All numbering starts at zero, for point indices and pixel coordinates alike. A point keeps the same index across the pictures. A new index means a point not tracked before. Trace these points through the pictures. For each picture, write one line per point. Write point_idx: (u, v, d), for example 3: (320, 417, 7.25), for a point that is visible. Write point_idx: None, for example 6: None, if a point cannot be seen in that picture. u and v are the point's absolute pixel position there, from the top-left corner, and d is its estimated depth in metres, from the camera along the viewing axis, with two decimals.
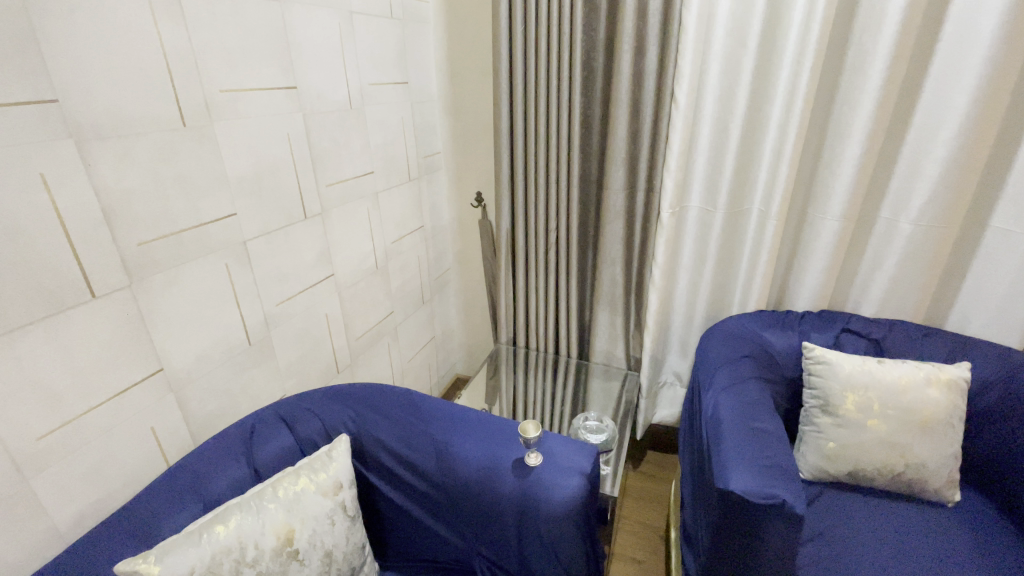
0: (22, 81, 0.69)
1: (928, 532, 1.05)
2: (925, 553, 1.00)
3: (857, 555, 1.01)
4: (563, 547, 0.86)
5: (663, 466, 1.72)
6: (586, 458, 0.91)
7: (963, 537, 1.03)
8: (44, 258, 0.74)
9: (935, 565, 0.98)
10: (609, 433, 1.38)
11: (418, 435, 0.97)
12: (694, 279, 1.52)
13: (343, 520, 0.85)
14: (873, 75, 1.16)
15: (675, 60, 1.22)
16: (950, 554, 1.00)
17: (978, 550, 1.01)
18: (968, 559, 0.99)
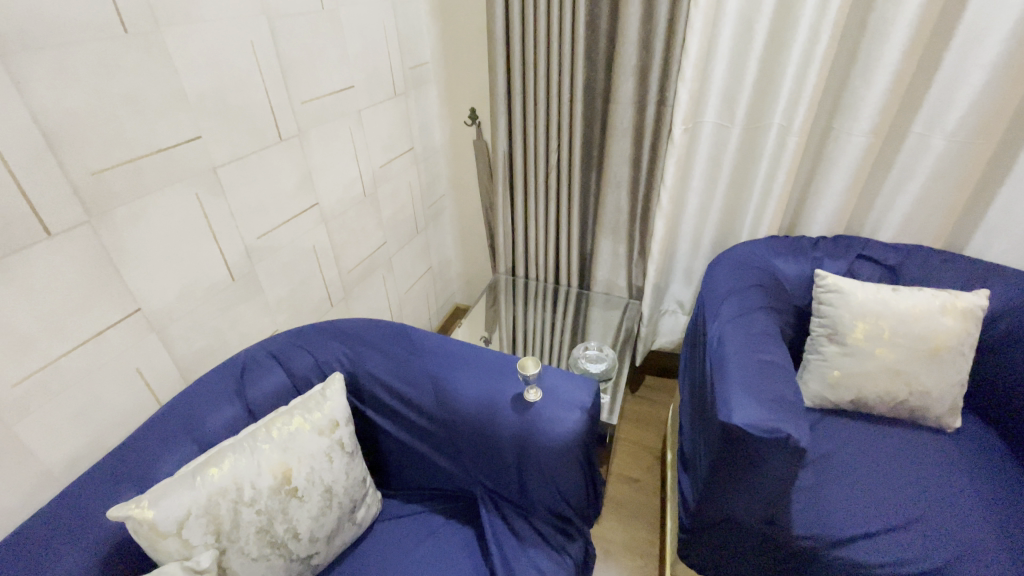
0: None
1: (928, 461, 1.05)
2: (923, 478, 1.02)
3: (854, 481, 1.02)
4: (562, 477, 0.86)
5: (660, 390, 1.73)
6: (587, 392, 0.89)
7: (962, 463, 1.04)
8: None
9: (931, 489, 1.00)
10: (611, 362, 1.35)
11: (414, 371, 0.94)
12: (703, 203, 1.43)
13: (341, 457, 0.84)
14: None
15: None
16: (948, 478, 1.02)
17: (975, 475, 1.02)
18: (964, 483, 1.01)
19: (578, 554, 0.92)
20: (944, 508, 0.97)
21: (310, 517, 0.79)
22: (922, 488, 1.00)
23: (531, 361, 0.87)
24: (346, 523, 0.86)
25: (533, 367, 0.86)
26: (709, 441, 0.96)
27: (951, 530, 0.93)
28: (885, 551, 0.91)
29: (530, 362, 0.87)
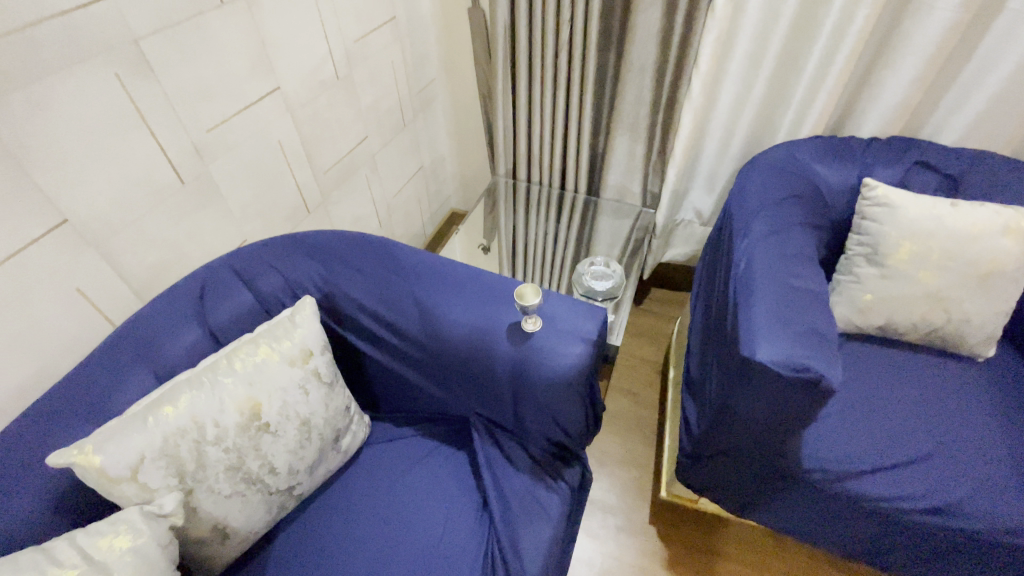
0: None
1: (952, 392, 0.98)
2: (954, 414, 0.95)
3: (874, 414, 0.96)
4: (562, 411, 0.79)
5: (666, 302, 1.60)
6: (594, 323, 0.78)
7: (998, 400, 0.97)
8: None
9: (961, 426, 0.93)
10: (618, 279, 1.23)
11: (398, 295, 0.83)
12: (739, 93, 1.21)
13: (318, 388, 0.76)
14: None
15: None
16: (980, 415, 0.95)
17: (1011, 414, 0.95)
18: (997, 421, 0.94)
19: (575, 482, 0.88)
20: (967, 444, 0.91)
21: (287, 451, 0.73)
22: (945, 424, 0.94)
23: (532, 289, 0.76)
24: (330, 454, 0.80)
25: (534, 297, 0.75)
26: (723, 373, 0.88)
27: (975, 469, 0.88)
28: (898, 486, 0.87)
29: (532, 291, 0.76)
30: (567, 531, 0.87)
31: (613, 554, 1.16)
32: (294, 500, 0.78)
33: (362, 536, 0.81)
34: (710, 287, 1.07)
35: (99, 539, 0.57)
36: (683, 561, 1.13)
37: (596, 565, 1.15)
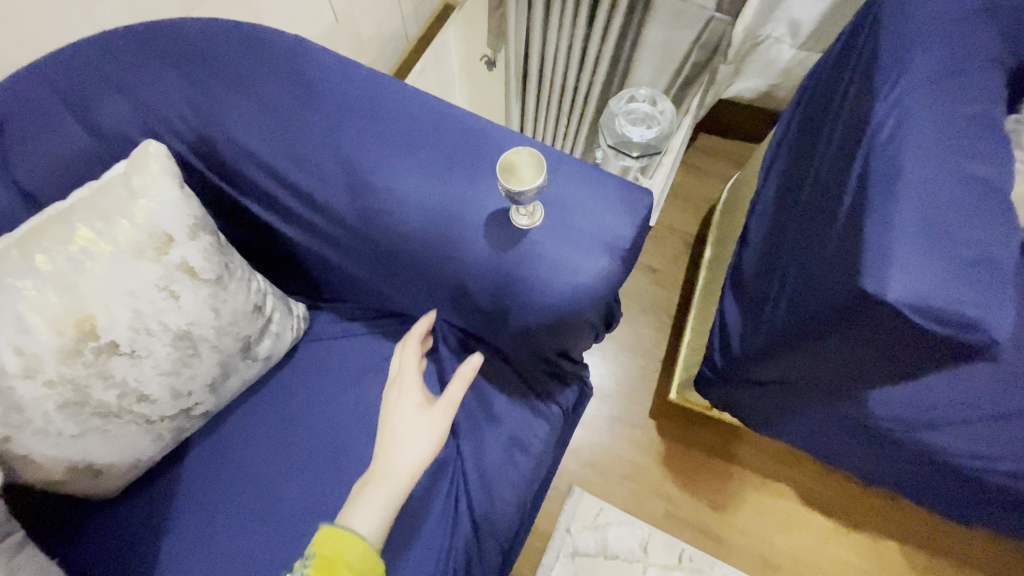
0: None
1: None
2: None
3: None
4: (564, 337, 0.55)
5: (715, 155, 1.22)
6: (628, 220, 0.50)
7: None
8: None
9: None
10: (665, 126, 0.85)
11: (320, 151, 0.52)
12: None
13: (194, 287, 0.49)
14: None
15: None
16: None
17: None
18: None
19: (568, 404, 0.69)
20: None
21: (163, 373, 0.51)
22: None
23: (530, 159, 0.49)
24: (241, 365, 0.58)
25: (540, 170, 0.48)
26: (800, 294, 0.59)
27: None
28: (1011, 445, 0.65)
29: (529, 162, 0.49)
30: (550, 461, 0.70)
31: (603, 443, 1.04)
32: (199, 420, 0.59)
33: (292, 463, 0.63)
34: (803, 150, 0.72)
35: None
36: (678, 461, 1.02)
37: (583, 453, 1.04)
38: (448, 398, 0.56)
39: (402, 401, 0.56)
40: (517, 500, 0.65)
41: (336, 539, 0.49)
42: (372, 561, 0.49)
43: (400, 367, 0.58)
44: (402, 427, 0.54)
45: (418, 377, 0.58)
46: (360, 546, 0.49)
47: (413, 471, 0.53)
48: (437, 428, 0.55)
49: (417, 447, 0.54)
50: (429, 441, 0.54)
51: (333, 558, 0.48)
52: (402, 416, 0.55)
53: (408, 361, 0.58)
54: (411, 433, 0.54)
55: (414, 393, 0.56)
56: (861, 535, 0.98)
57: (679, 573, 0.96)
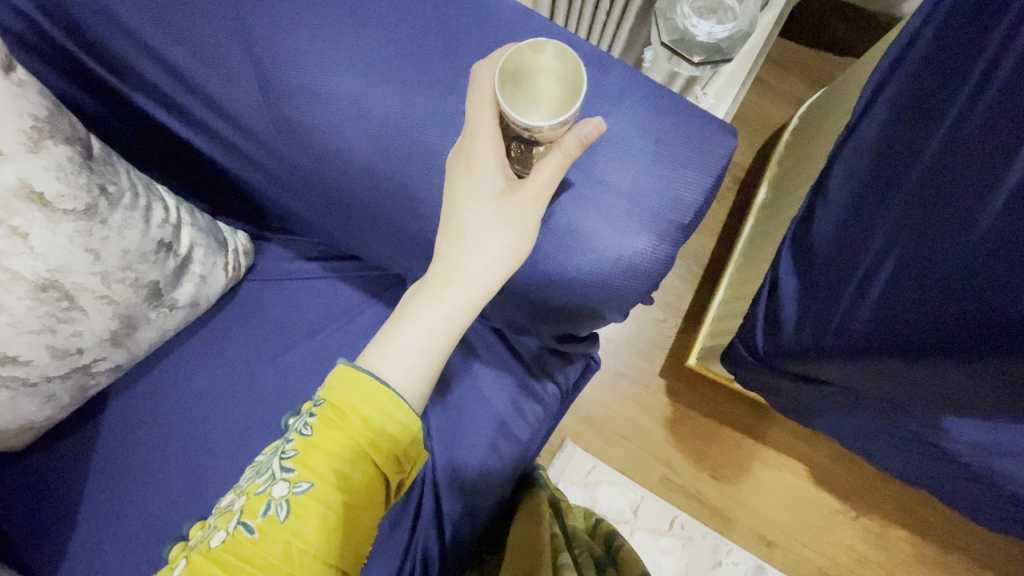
0: None
1: None
2: None
3: None
4: (578, 322, 0.42)
5: (789, 69, 0.97)
6: (692, 178, 0.37)
7: None
8: None
9: None
10: (742, 24, 0.62)
11: (236, 44, 0.37)
12: None
13: (46, 221, 0.35)
14: None
15: None
16: None
17: None
18: None
19: (569, 383, 0.57)
20: None
21: (27, 332, 0.38)
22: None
23: (556, 63, 0.32)
24: (152, 317, 0.45)
25: (572, 85, 0.32)
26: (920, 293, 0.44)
27: None
28: None
29: (554, 67, 0.33)
30: (539, 444, 0.59)
31: (604, 400, 0.95)
32: (108, 377, 0.47)
33: (226, 429, 0.52)
34: (940, 82, 0.51)
35: None
36: (684, 426, 0.93)
37: (580, 408, 0.95)
38: (543, 182, 0.34)
39: (472, 176, 0.35)
40: (493, 491, 0.55)
41: (352, 382, 0.38)
42: (402, 412, 0.38)
43: (473, 95, 0.35)
44: (471, 219, 0.35)
45: (498, 144, 0.35)
46: (385, 392, 0.37)
47: (491, 284, 0.36)
48: (529, 224, 0.35)
49: (500, 242, 0.35)
50: (512, 247, 0.35)
51: (343, 407, 0.38)
52: (472, 207, 0.35)
53: (482, 96, 0.34)
54: (486, 230, 0.35)
55: (491, 171, 0.35)
56: (869, 523, 0.90)
57: (667, 540, 0.90)
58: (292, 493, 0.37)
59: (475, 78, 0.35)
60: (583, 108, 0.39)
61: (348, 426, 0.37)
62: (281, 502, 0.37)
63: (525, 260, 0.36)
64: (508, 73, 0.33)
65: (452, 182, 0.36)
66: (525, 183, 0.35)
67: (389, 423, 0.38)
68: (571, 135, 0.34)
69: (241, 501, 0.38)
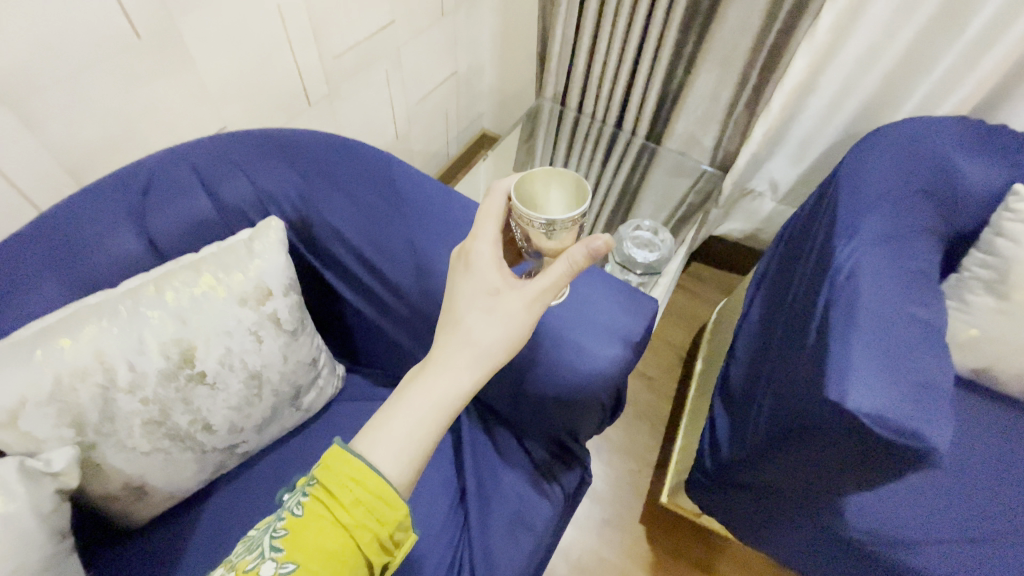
0: None
1: None
2: None
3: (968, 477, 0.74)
4: (577, 416, 0.66)
5: (706, 283, 1.39)
6: (639, 320, 0.65)
7: None
8: None
9: None
10: (664, 252, 1.02)
11: (391, 237, 0.65)
12: (874, 41, 0.93)
13: (275, 337, 0.59)
14: None
15: None
16: None
17: None
18: None
19: (569, 488, 0.75)
20: None
21: (228, 407, 0.58)
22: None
23: (562, 193, 0.54)
24: (287, 413, 0.66)
25: (576, 202, 0.54)
26: (779, 396, 0.70)
27: None
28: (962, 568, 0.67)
29: (561, 195, 0.54)
30: (548, 541, 0.74)
31: (591, 543, 1.06)
32: (237, 459, 0.64)
33: None
34: (781, 285, 0.86)
35: None
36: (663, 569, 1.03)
37: (573, 554, 1.05)
38: (545, 283, 0.50)
39: (475, 279, 0.51)
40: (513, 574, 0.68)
41: (338, 467, 0.44)
42: (383, 497, 0.44)
43: (490, 213, 0.54)
44: (469, 311, 0.50)
45: (498, 258, 0.53)
46: (373, 475, 0.44)
47: (481, 365, 0.49)
48: (518, 317, 0.50)
49: (491, 330, 0.49)
50: (503, 340, 0.49)
51: (333, 488, 0.44)
52: (473, 302, 0.50)
53: (496, 213, 0.54)
54: (481, 322, 0.49)
55: (491, 275, 0.51)
56: None
57: None
58: (277, 574, 0.41)
59: (493, 200, 0.55)
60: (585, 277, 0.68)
61: (337, 508, 0.44)
62: None
63: (513, 350, 0.49)
64: (533, 196, 0.54)
65: (460, 282, 0.52)
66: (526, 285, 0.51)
67: (376, 505, 0.44)
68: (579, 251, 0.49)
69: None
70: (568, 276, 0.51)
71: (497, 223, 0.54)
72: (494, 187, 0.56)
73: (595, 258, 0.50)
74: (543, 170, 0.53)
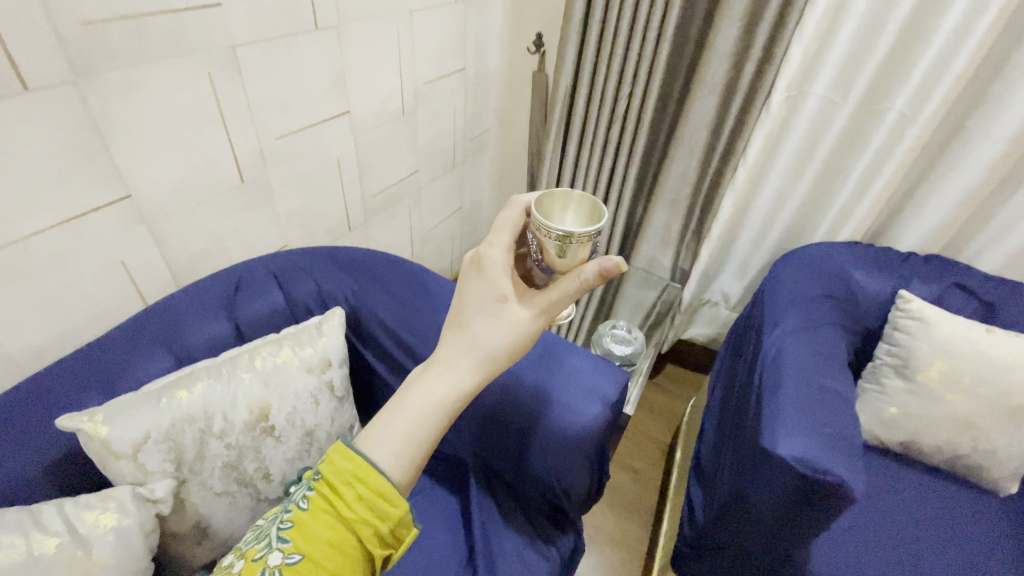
0: None
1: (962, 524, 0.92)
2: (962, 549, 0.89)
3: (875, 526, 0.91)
4: (569, 474, 0.78)
5: (679, 384, 1.59)
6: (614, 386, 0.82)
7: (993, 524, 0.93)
8: None
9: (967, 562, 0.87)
10: (637, 346, 1.22)
11: (422, 323, 0.84)
12: (781, 189, 1.24)
13: (329, 401, 0.76)
14: None
15: None
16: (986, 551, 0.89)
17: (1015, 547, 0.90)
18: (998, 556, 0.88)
19: (565, 551, 0.84)
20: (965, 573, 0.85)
21: (285, 459, 0.71)
22: (939, 527, 0.92)
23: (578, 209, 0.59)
24: None
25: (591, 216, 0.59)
26: (739, 460, 0.85)
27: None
28: None
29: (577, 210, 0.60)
30: None
31: None
32: None
33: None
34: (733, 372, 1.05)
35: (86, 512, 0.56)
36: None
37: None
38: (552, 296, 0.57)
39: (486, 286, 0.59)
40: None
41: (340, 469, 0.53)
42: (378, 497, 0.52)
43: (506, 224, 0.61)
44: (477, 317, 0.58)
45: (507, 268, 0.60)
46: (370, 475, 0.52)
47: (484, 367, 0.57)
48: (522, 324, 0.58)
49: (495, 334, 0.57)
50: (504, 345, 0.57)
51: (336, 487, 0.53)
52: (481, 307, 0.59)
53: (511, 223, 0.61)
54: (485, 327, 0.58)
55: (499, 282, 0.59)
56: None
57: None
58: (286, 560, 0.50)
59: (510, 212, 0.62)
60: (574, 354, 0.87)
61: (339, 504, 0.52)
62: (277, 565, 0.50)
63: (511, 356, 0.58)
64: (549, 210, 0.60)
65: (471, 286, 0.60)
66: (533, 298, 0.58)
67: (372, 503, 0.52)
68: (593, 266, 0.54)
69: (244, 561, 0.52)
70: (576, 290, 0.56)
71: (510, 233, 0.61)
72: (513, 203, 0.63)
73: (606, 275, 0.54)
74: (560, 189, 0.59)
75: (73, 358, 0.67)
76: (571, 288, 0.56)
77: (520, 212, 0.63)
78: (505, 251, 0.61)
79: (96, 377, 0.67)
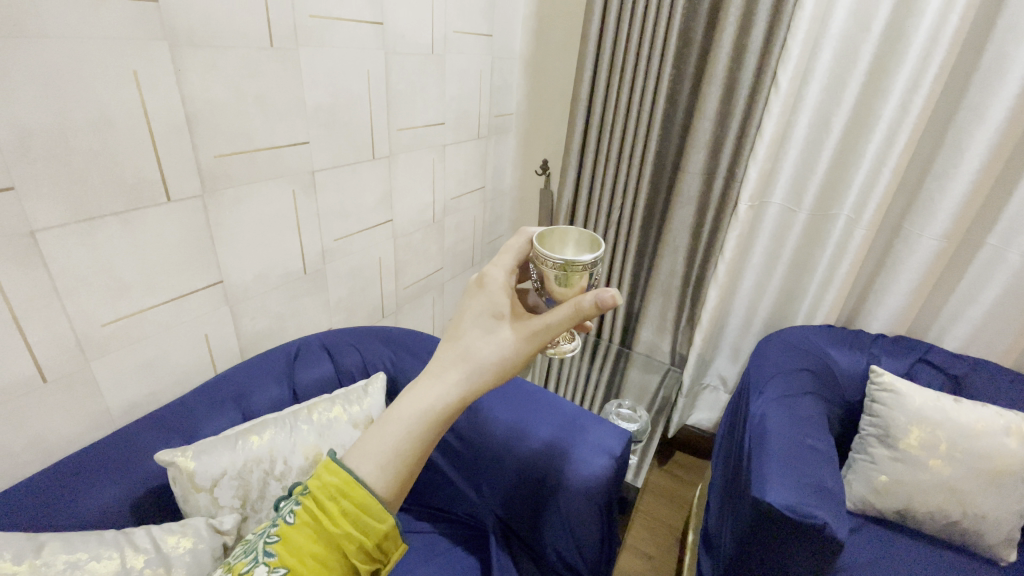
0: (151, 72, 0.73)
1: None
2: None
3: None
4: (581, 527, 0.85)
5: (687, 470, 1.64)
6: (614, 441, 0.94)
7: None
8: (118, 157, 0.73)
9: None
10: (643, 424, 1.31)
11: None
12: (759, 281, 1.43)
13: None
14: (1005, 91, 1.00)
15: (768, 89, 1.14)
16: None
17: None
18: None
19: None
20: None
21: None
22: None
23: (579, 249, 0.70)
24: None
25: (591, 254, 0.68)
26: (737, 518, 0.93)
27: None
28: None
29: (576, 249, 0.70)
30: None
31: None
32: None
33: None
34: (729, 444, 1.15)
35: (168, 536, 0.66)
36: None
37: None
38: (547, 319, 0.61)
39: (486, 302, 0.64)
40: None
41: (329, 483, 0.54)
42: (365, 512, 0.53)
43: (512, 248, 0.68)
44: (471, 330, 0.61)
45: (507, 287, 0.65)
46: (357, 489, 0.53)
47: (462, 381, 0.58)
48: (513, 342, 0.60)
49: (487, 350, 0.60)
50: (494, 359, 0.59)
51: (324, 501, 0.54)
52: (478, 321, 0.62)
53: (518, 249, 0.69)
54: (478, 341, 0.60)
55: (498, 300, 0.64)
56: None
57: None
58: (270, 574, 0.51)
59: (519, 238, 0.70)
60: (583, 414, 1.00)
61: (324, 518, 0.53)
62: None
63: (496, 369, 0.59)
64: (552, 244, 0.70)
65: (471, 300, 0.64)
66: (529, 320, 0.62)
67: (359, 517, 0.53)
68: (590, 298, 0.60)
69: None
70: (573, 317, 0.61)
71: (514, 258, 0.68)
72: (522, 232, 0.71)
73: (601, 308, 0.60)
74: (566, 229, 0.69)
75: (160, 411, 0.80)
76: (566, 315, 0.61)
77: (527, 242, 0.70)
78: (507, 273, 0.67)
79: (177, 428, 0.79)
